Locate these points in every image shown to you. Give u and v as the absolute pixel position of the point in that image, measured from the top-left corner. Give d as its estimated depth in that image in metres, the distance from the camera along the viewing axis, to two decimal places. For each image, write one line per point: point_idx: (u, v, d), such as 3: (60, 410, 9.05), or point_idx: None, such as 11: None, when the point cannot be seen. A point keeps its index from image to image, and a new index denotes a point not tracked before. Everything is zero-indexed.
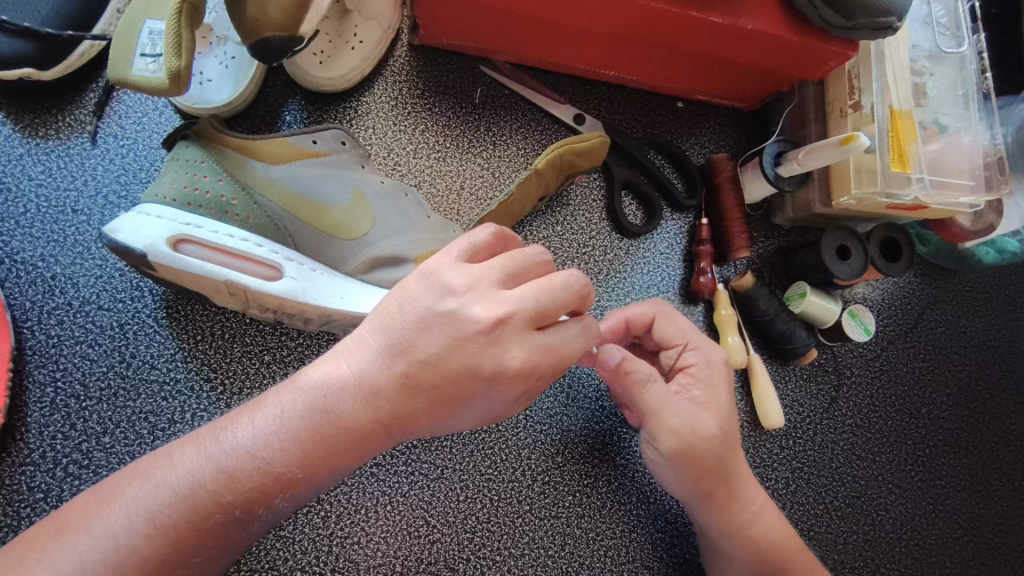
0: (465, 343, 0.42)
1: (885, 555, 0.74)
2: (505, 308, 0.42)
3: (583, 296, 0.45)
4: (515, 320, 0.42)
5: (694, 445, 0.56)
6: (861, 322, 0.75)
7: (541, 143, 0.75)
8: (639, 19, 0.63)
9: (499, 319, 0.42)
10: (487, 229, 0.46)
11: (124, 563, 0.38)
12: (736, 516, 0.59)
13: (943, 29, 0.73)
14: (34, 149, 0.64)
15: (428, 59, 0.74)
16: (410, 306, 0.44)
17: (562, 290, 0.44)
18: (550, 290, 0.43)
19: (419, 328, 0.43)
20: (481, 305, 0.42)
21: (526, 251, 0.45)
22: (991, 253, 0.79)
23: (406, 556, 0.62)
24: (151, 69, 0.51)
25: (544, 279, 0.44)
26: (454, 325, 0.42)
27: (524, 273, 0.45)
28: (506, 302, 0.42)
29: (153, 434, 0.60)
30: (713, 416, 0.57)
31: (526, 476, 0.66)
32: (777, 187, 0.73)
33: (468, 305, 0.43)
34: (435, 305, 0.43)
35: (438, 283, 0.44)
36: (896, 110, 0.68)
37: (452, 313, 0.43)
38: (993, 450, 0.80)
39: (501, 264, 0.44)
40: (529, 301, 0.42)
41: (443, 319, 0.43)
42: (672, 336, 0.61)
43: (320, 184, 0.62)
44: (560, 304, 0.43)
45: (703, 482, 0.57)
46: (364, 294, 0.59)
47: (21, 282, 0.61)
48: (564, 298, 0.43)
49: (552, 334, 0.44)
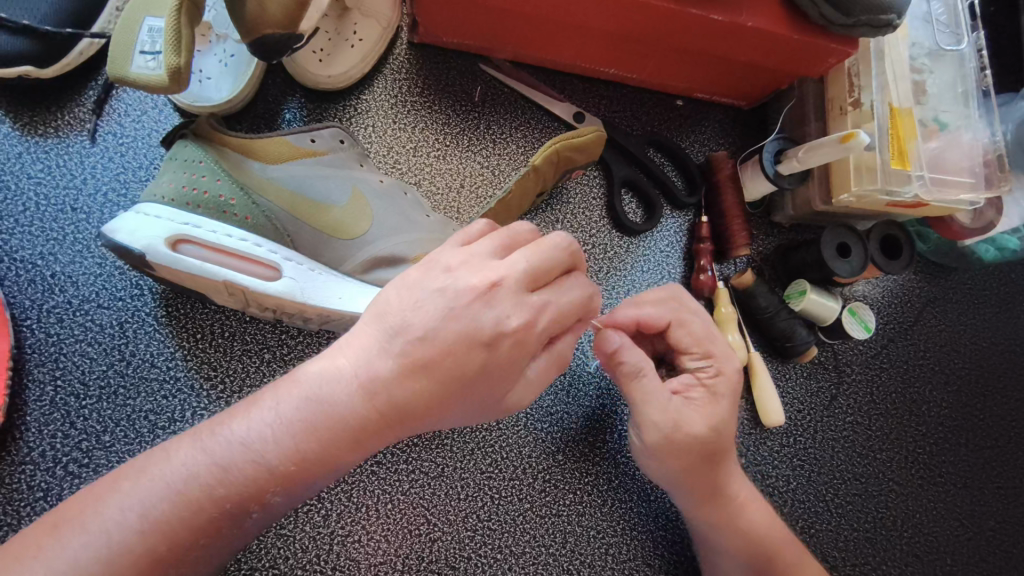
0: (465, 314, 0.43)
1: (885, 553, 0.74)
2: (494, 274, 0.43)
3: (573, 254, 0.45)
4: (507, 284, 0.43)
5: (676, 440, 0.56)
6: (861, 319, 0.75)
7: (541, 141, 0.75)
8: (639, 17, 0.63)
9: (492, 283, 0.43)
10: (480, 222, 0.49)
11: (121, 559, 0.38)
12: (728, 506, 0.59)
13: (943, 26, 0.73)
14: (33, 147, 0.63)
15: (427, 57, 0.74)
16: (407, 294, 0.44)
17: (553, 251, 0.44)
18: (540, 252, 0.44)
19: (414, 306, 0.43)
20: (473, 274, 0.43)
21: (515, 227, 0.47)
22: (991, 250, 0.80)
23: (407, 555, 0.62)
24: (151, 67, 0.51)
25: (534, 246, 0.44)
26: (445, 299, 0.43)
27: (514, 246, 0.46)
28: (499, 267, 0.43)
29: (153, 433, 0.60)
30: (703, 418, 0.57)
31: (526, 474, 0.66)
32: (777, 185, 0.72)
33: (461, 279, 0.44)
34: (431, 284, 0.44)
35: (435, 265, 0.45)
36: (896, 108, 0.68)
37: (444, 287, 0.43)
38: (993, 447, 0.80)
39: (493, 242, 0.46)
40: (520, 264, 0.43)
41: (436, 295, 0.43)
42: (689, 343, 0.61)
43: (318, 184, 0.61)
44: (550, 265, 0.44)
45: (692, 475, 0.58)
46: (363, 294, 0.59)
47: (20, 280, 0.61)
48: (557, 258, 0.44)
49: (547, 292, 0.45)
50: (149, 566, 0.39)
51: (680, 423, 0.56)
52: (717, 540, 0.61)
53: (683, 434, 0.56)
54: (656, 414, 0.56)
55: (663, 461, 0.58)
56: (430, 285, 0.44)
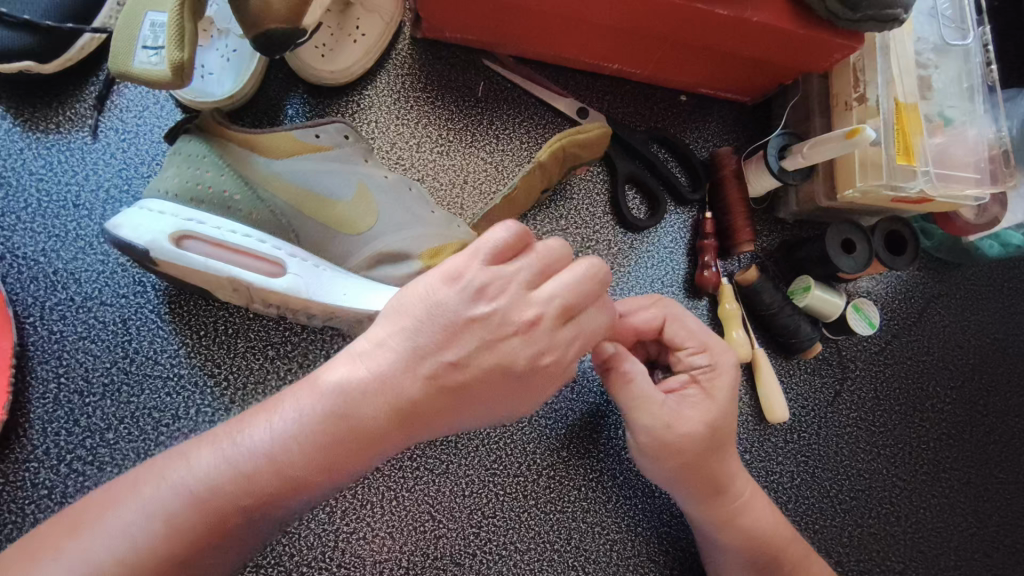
0: (501, 344, 0.43)
1: (889, 548, 0.74)
2: (538, 310, 0.43)
3: (602, 280, 0.45)
4: (547, 320, 0.43)
5: (669, 443, 0.56)
6: (865, 315, 0.75)
7: (544, 137, 0.75)
8: (645, 11, 0.63)
9: (532, 320, 0.43)
10: (507, 228, 0.44)
11: (131, 561, 0.38)
12: (730, 505, 0.59)
13: (949, 21, 0.73)
14: (34, 143, 0.63)
15: (430, 52, 0.73)
16: (437, 312, 0.43)
17: (587, 282, 0.44)
18: (576, 287, 0.44)
19: (449, 334, 0.43)
20: (514, 309, 0.43)
21: (548, 244, 0.45)
22: (994, 246, 0.79)
23: (412, 552, 0.62)
24: (153, 62, 0.51)
25: (578, 277, 0.44)
26: (483, 329, 0.43)
27: (549, 271, 0.45)
28: (538, 304, 0.43)
29: (157, 430, 0.60)
30: (699, 417, 0.56)
31: (531, 470, 0.66)
32: (782, 180, 0.72)
33: (501, 310, 0.43)
34: (465, 310, 0.43)
35: (466, 286, 0.43)
36: (902, 103, 0.68)
37: (481, 317, 0.43)
38: (996, 443, 0.80)
39: (529, 264, 0.44)
40: (559, 299, 0.43)
41: (470, 324, 0.43)
42: (684, 337, 0.61)
43: (323, 179, 0.61)
44: (583, 298, 0.44)
45: (685, 472, 0.57)
46: (374, 292, 0.57)
47: (22, 277, 0.60)
48: (587, 289, 0.44)
49: (576, 326, 0.45)
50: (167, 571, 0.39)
51: (669, 424, 0.55)
52: (710, 533, 0.61)
53: (675, 435, 0.56)
54: (653, 416, 0.56)
55: (662, 461, 0.57)
56: (461, 313, 0.43)
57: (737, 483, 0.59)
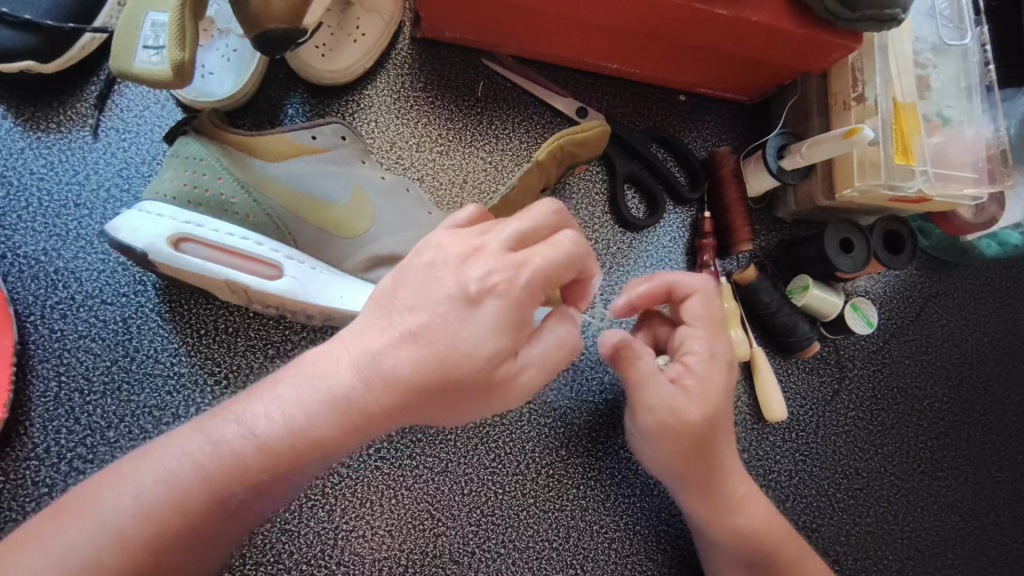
0: (448, 274, 0.42)
1: (887, 547, 0.74)
2: (484, 240, 0.43)
3: (557, 214, 0.44)
4: (492, 247, 0.43)
5: (669, 425, 0.55)
6: (864, 315, 0.75)
7: (544, 136, 0.75)
8: (645, 10, 0.63)
9: (477, 248, 0.43)
10: (469, 210, 0.48)
11: (124, 545, 0.40)
12: (722, 507, 0.59)
13: (947, 21, 0.73)
14: (35, 143, 0.63)
15: (429, 52, 0.73)
16: (410, 286, 0.43)
17: (535, 212, 0.44)
18: (522, 215, 0.44)
19: (403, 278, 0.43)
20: (461, 245, 0.43)
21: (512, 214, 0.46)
22: (992, 245, 0.79)
23: (411, 549, 0.62)
24: (154, 61, 0.51)
25: (522, 216, 0.44)
26: (434, 268, 0.43)
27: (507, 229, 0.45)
28: (487, 236, 0.43)
29: (157, 428, 0.60)
30: (698, 405, 0.55)
31: (530, 469, 0.66)
32: (781, 179, 0.72)
33: (449, 249, 0.43)
34: (418, 258, 0.44)
35: (423, 245, 0.45)
36: (900, 103, 0.68)
37: (433, 259, 0.43)
38: (994, 442, 0.80)
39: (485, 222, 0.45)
40: (507, 230, 0.43)
41: (424, 267, 0.43)
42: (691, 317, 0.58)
43: (319, 181, 0.61)
44: (535, 228, 0.44)
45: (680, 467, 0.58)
46: (363, 292, 0.59)
47: (24, 276, 0.61)
48: (535, 216, 0.44)
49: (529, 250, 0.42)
50: (154, 551, 0.40)
51: (672, 407, 0.55)
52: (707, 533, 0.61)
53: (675, 420, 0.55)
54: (651, 397, 0.55)
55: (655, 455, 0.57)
56: (415, 261, 0.44)
57: (731, 479, 0.60)
